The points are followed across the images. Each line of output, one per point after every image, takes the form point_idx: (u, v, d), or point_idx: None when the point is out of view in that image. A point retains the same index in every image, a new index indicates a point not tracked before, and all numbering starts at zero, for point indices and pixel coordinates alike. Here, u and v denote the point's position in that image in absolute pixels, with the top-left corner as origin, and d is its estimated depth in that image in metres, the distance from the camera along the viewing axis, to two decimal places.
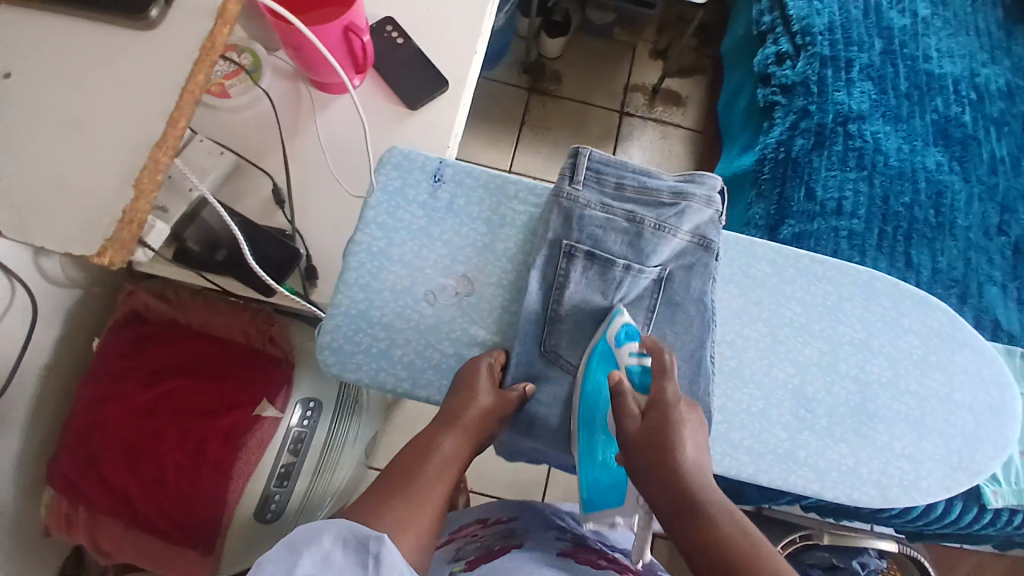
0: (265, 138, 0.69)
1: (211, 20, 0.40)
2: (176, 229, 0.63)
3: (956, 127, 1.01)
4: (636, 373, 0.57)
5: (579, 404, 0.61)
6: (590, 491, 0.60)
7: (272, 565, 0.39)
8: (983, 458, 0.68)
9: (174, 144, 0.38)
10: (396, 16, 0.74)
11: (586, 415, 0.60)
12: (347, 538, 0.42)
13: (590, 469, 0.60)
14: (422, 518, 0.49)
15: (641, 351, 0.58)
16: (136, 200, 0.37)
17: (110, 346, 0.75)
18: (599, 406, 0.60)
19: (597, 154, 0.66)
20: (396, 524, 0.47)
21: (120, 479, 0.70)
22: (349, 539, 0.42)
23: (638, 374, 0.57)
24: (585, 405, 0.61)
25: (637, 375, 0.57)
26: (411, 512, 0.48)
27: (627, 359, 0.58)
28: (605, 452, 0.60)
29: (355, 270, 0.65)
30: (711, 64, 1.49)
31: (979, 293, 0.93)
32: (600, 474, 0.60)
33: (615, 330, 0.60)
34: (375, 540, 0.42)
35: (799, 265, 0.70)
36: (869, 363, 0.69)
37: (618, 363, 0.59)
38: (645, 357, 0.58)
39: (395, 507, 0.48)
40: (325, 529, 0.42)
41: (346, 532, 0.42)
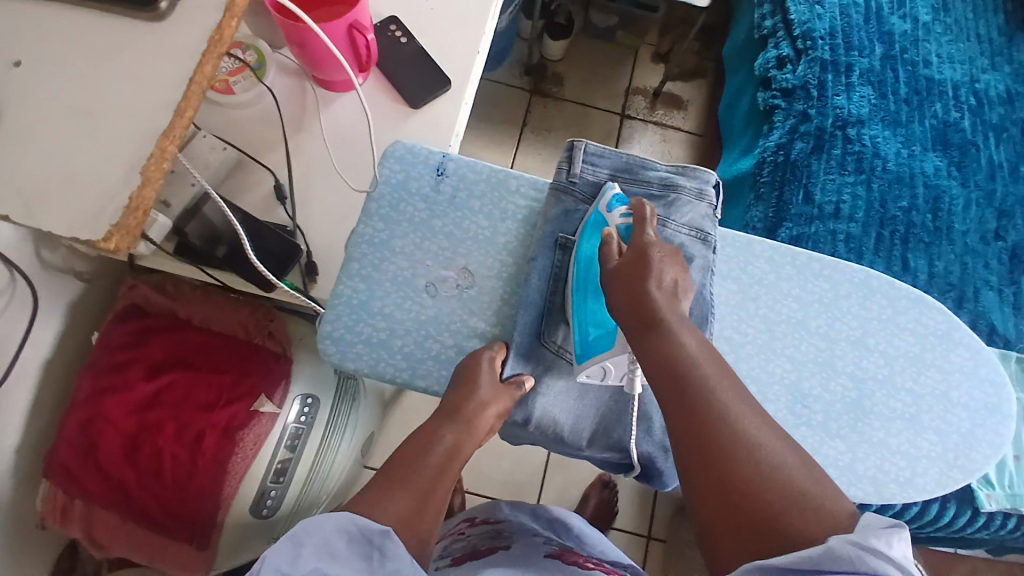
0: (268, 133, 0.70)
1: (219, 12, 0.41)
2: (178, 223, 0.63)
3: (955, 133, 1.01)
4: (623, 228, 0.61)
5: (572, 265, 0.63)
6: (584, 347, 0.61)
7: (276, 558, 0.40)
8: (978, 458, 0.68)
9: (180, 134, 0.39)
10: (400, 15, 0.75)
11: (579, 272, 0.62)
12: (352, 532, 0.42)
13: (582, 323, 0.61)
14: (422, 510, 0.49)
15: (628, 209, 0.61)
16: (143, 188, 0.38)
17: (111, 338, 0.75)
18: (591, 264, 0.62)
19: (591, 146, 0.67)
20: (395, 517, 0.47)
21: (118, 470, 0.71)
22: (355, 534, 0.42)
23: (624, 227, 0.61)
24: (578, 265, 0.62)
25: (624, 228, 0.61)
26: (411, 504, 0.48)
27: (617, 217, 0.61)
28: (599, 307, 0.62)
29: (358, 261, 0.66)
30: (712, 67, 1.50)
31: (975, 297, 0.93)
32: (592, 328, 0.61)
33: (606, 200, 0.63)
34: (380, 535, 0.43)
35: (797, 261, 0.70)
36: (866, 360, 0.69)
37: (608, 223, 0.62)
38: (631, 216, 0.61)
39: (395, 498, 0.48)
40: (330, 521, 0.42)
41: (350, 524, 0.43)
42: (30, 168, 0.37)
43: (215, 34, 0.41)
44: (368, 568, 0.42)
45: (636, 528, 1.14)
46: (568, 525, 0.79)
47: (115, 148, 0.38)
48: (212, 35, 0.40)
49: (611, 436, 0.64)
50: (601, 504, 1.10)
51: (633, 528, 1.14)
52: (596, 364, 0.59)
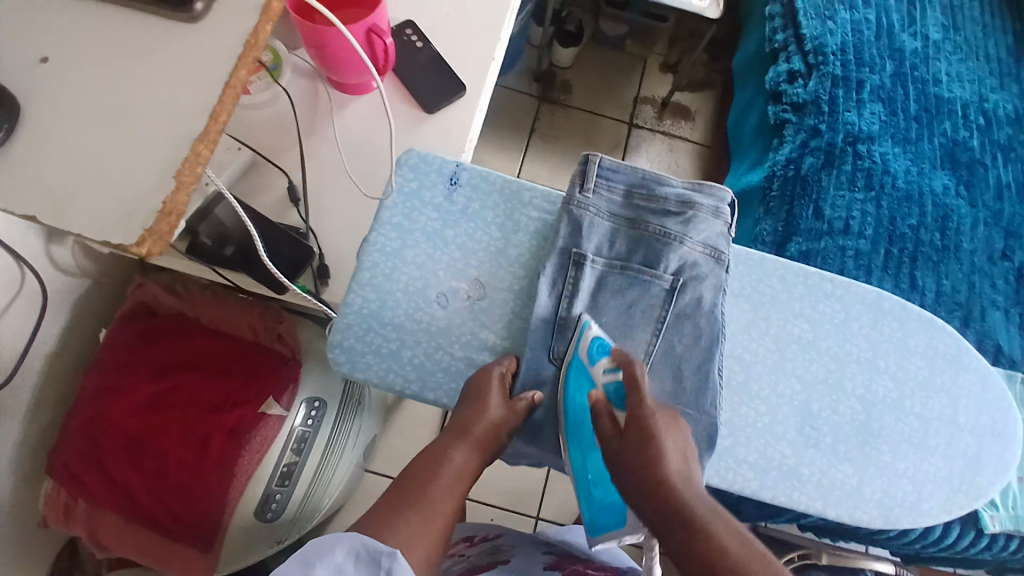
0: (283, 135, 0.69)
1: (256, 17, 0.41)
2: (190, 223, 0.63)
3: (964, 151, 1.02)
4: (612, 386, 0.59)
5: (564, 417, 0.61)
6: (592, 521, 0.62)
7: None
8: (984, 482, 0.68)
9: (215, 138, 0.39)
10: (417, 20, 0.75)
11: (575, 436, 0.61)
12: (360, 553, 0.42)
13: (588, 497, 0.61)
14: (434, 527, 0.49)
15: (613, 365, 0.59)
16: (176, 193, 0.37)
17: (119, 338, 0.75)
18: (584, 418, 0.61)
19: (606, 161, 0.67)
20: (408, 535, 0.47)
21: (122, 472, 0.70)
22: (362, 554, 0.42)
23: (615, 388, 0.58)
24: (571, 417, 0.61)
25: (614, 388, 0.58)
26: (423, 525, 0.48)
27: (603, 373, 0.59)
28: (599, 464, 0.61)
29: (369, 269, 0.66)
30: (721, 79, 1.50)
31: (981, 317, 0.93)
32: (601, 497, 0.61)
33: (588, 349, 0.61)
34: (387, 556, 0.42)
35: (809, 280, 0.70)
36: (876, 382, 0.69)
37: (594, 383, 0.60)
38: (618, 372, 0.59)
39: (408, 519, 0.48)
40: (338, 543, 0.42)
41: (359, 546, 0.42)
42: (57, 171, 0.37)
43: (251, 38, 0.40)
44: None
45: None
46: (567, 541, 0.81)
47: (148, 153, 0.37)
48: (248, 39, 0.40)
49: None
50: None
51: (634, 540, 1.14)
52: (614, 538, 0.60)
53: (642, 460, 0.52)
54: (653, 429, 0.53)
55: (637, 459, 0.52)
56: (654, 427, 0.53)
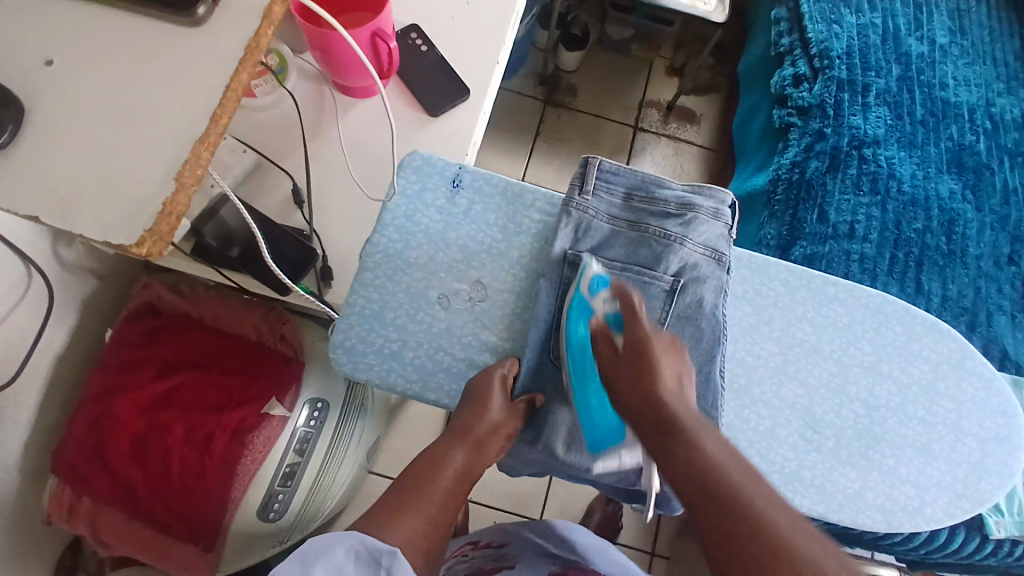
0: (288, 137, 0.70)
1: (258, 21, 0.41)
2: (195, 224, 0.64)
3: (970, 156, 1.01)
4: (611, 314, 0.59)
5: (566, 352, 0.61)
6: (592, 438, 0.61)
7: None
8: (988, 488, 0.68)
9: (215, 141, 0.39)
10: (421, 24, 0.75)
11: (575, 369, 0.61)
12: (360, 553, 0.42)
13: (589, 416, 0.61)
14: (431, 528, 0.49)
15: (610, 296, 0.60)
16: (177, 194, 0.38)
17: (124, 336, 0.75)
18: (585, 347, 0.62)
19: (606, 163, 0.67)
20: (406, 536, 0.47)
21: (126, 470, 0.71)
22: (361, 552, 0.42)
23: (613, 316, 0.59)
24: (572, 351, 0.61)
25: (613, 316, 0.59)
26: (422, 524, 0.49)
27: (602, 304, 0.60)
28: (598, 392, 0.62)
29: (372, 270, 0.66)
30: (726, 82, 1.50)
31: (988, 322, 0.93)
32: (598, 420, 0.61)
33: (588, 282, 0.61)
34: (387, 556, 0.43)
35: (812, 284, 0.70)
36: (879, 387, 0.68)
37: (594, 311, 0.60)
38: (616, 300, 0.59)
39: (407, 518, 0.48)
40: (338, 542, 0.42)
41: (359, 545, 0.43)
42: (61, 173, 0.37)
43: (253, 42, 0.41)
44: None
45: (639, 543, 1.14)
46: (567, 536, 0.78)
47: (150, 155, 0.38)
48: (250, 43, 0.41)
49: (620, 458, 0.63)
50: (605, 518, 1.10)
51: (636, 544, 1.14)
52: (611, 456, 0.62)
53: (641, 381, 0.54)
54: (651, 349, 0.55)
55: (635, 382, 0.54)
56: (652, 347, 0.55)
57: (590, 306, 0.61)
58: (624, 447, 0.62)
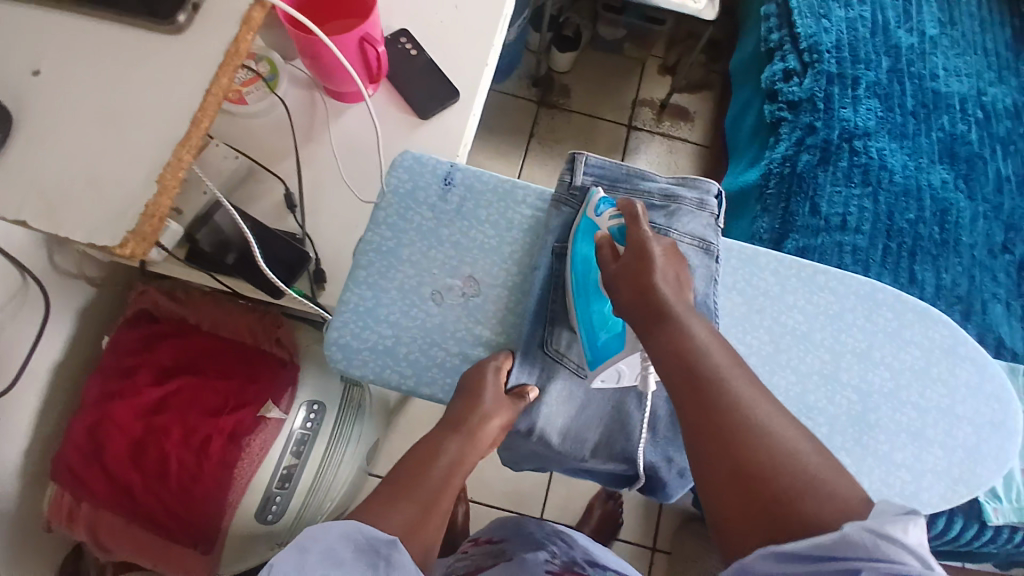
0: (280, 142, 0.71)
1: (236, 27, 0.42)
2: (189, 230, 0.65)
3: (962, 146, 1.01)
4: (616, 228, 0.59)
5: (571, 268, 0.63)
6: (592, 350, 0.61)
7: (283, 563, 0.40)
8: (984, 473, 0.68)
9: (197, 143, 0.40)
10: (410, 28, 0.76)
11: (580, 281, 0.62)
12: (359, 542, 0.43)
13: (590, 329, 0.61)
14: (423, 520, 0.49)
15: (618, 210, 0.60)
16: (160, 195, 0.39)
17: (122, 342, 0.76)
18: (590, 266, 0.62)
19: (592, 159, 0.68)
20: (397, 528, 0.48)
21: (124, 474, 0.71)
22: (360, 541, 0.43)
23: (617, 228, 0.59)
24: (577, 267, 0.62)
25: (618, 230, 0.59)
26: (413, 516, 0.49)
27: (608, 218, 0.60)
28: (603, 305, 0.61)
29: (365, 268, 0.67)
30: (720, 80, 1.51)
31: (982, 311, 0.93)
32: (601, 333, 0.61)
33: (596, 203, 0.62)
34: (387, 545, 0.43)
35: (802, 274, 0.70)
36: (871, 373, 0.69)
37: (598, 227, 0.61)
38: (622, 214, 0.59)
39: (399, 510, 0.49)
40: (335, 529, 0.43)
41: (356, 533, 0.43)
42: (49, 177, 0.38)
43: (233, 47, 0.42)
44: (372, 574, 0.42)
45: (642, 540, 1.14)
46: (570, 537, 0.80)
47: (134, 157, 0.39)
48: (229, 48, 0.42)
49: (614, 448, 0.63)
50: (607, 515, 1.10)
51: (638, 540, 1.14)
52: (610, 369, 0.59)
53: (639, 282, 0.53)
54: (650, 256, 0.54)
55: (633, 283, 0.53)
56: (651, 253, 0.54)
57: (596, 223, 0.61)
58: (624, 359, 0.59)
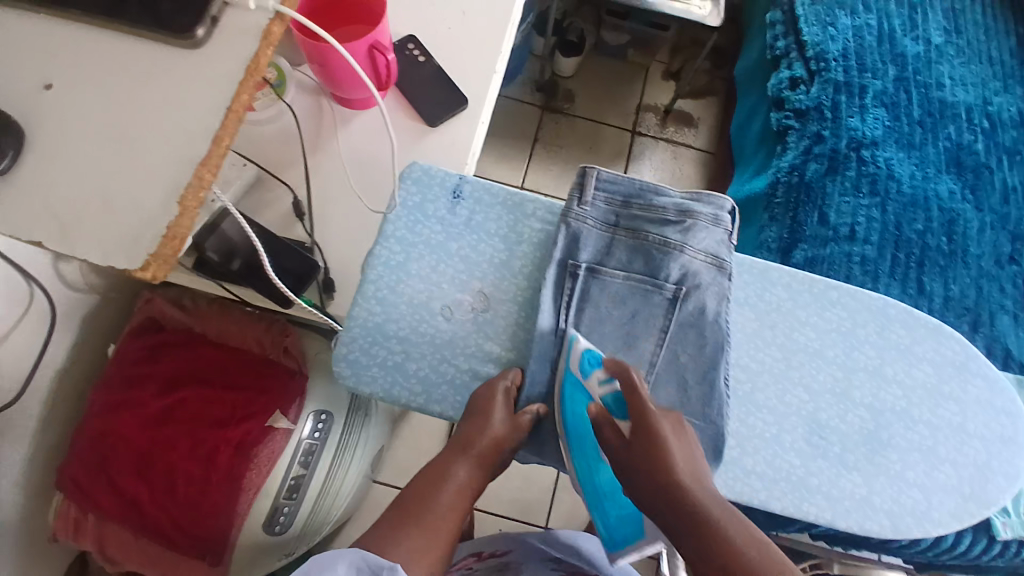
0: (287, 151, 0.70)
1: (257, 41, 0.41)
2: (197, 238, 0.63)
3: (969, 155, 1.01)
4: (610, 397, 0.59)
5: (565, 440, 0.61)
6: (608, 535, 0.61)
7: None
8: (994, 489, 0.68)
9: (217, 163, 0.39)
10: (419, 35, 0.76)
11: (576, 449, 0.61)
12: (361, 569, 0.42)
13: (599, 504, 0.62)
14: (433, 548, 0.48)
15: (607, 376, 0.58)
16: (180, 218, 0.38)
17: (127, 352, 0.75)
18: (583, 429, 0.62)
19: (604, 173, 0.67)
20: None
21: (131, 486, 0.71)
22: (362, 568, 0.42)
23: (614, 400, 0.58)
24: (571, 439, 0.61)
25: (612, 401, 0.58)
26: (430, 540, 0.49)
27: (597, 383, 0.59)
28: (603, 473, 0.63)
29: (373, 283, 0.66)
30: (724, 86, 1.51)
31: (990, 322, 0.93)
32: (611, 510, 0.62)
33: (579, 363, 0.60)
34: (388, 570, 0.42)
35: (814, 288, 0.70)
36: (884, 391, 0.68)
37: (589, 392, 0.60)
38: (612, 381, 0.58)
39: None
40: (340, 558, 0.42)
41: (360, 561, 0.43)
42: (63, 198, 0.38)
43: (252, 64, 0.41)
44: None
45: (646, 549, 1.14)
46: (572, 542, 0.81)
47: (153, 177, 0.38)
48: (248, 64, 0.41)
49: None
50: None
51: None
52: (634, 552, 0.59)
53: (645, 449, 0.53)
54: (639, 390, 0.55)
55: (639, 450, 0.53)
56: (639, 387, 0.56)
57: (586, 387, 0.60)
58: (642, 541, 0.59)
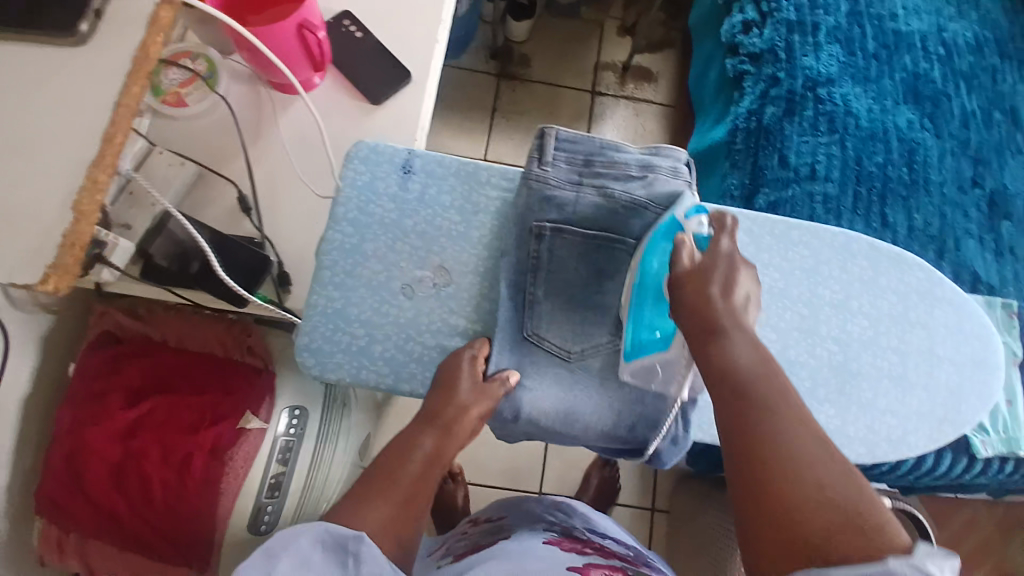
0: (226, 144, 0.67)
1: (145, 29, 0.44)
2: (143, 243, 0.61)
3: (926, 84, 1.01)
4: (701, 236, 0.58)
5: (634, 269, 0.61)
6: (634, 344, 0.60)
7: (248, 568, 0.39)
8: (968, 411, 0.69)
9: (110, 161, 0.42)
10: (353, 9, 0.73)
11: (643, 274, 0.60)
12: (326, 542, 0.42)
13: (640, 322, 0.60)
14: (398, 520, 0.48)
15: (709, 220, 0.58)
16: (76, 223, 0.41)
17: (89, 367, 0.72)
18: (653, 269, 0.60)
19: (563, 131, 0.64)
20: (374, 523, 0.46)
21: (109, 501, 0.69)
22: (328, 541, 0.42)
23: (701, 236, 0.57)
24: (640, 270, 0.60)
25: (702, 237, 0.58)
26: (393, 513, 0.48)
27: (694, 226, 0.58)
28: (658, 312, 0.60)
29: (329, 269, 0.64)
30: (680, 37, 1.48)
31: (956, 248, 0.93)
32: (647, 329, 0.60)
33: (685, 208, 0.59)
34: (353, 540, 0.42)
35: (775, 230, 0.69)
36: (850, 323, 0.69)
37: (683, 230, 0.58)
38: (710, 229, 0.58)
39: (376, 506, 0.48)
40: (303, 532, 0.42)
41: (324, 534, 0.42)
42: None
43: (135, 55, 0.43)
44: (343, 573, 0.41)
45: (640, 503, 1.15)
46: (572, 506, 0.81)
47: (49, 187, 0.41)
48: (133, 55, 0.43)
49: (602, 421, 0.62)
50: (603, 482, 1.09)
51: (638, 503, 1.15)
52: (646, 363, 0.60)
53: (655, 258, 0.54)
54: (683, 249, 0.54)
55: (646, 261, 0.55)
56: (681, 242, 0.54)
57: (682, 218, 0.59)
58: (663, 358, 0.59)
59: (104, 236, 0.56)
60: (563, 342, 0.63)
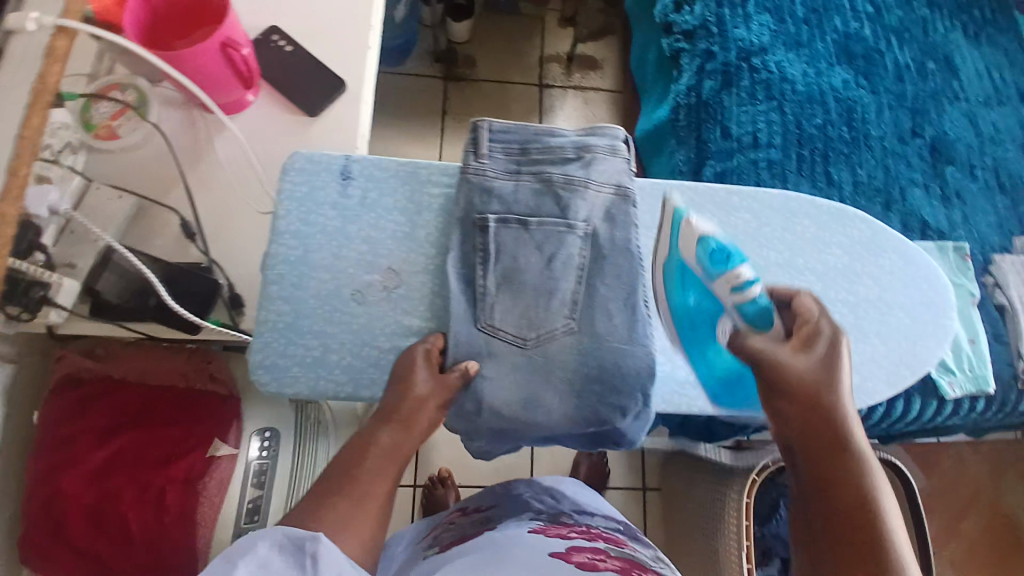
0: (163, 173, 0.67)
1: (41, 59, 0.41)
2: (88, 282, 0.60)
3: (857, 43, 1.04)
4: (747, 306, 0.59)
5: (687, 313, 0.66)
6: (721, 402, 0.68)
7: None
8: (925, 351, 0.71)
9: None
10: (281, 24, 0.72)
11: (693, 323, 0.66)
12: (284, 545, 0.42)
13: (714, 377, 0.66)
14: (361, 517, 0.48)
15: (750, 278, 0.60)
16: None
17: (53, 414, 0.71)
18: (704, 311, 0.65)
19: (496, 124, 0.66)
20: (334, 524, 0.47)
21: (88, 546, 0.66)
22: (287, 544, 0.42)
23: (755, 307, 0.59)
24: (695, 313, 0.65)
25: (749, 306, 0.59)
26: (353, 511, 0.49)
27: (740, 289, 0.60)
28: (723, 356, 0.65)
29: (276, 283, 0.64)
30: (619, 23, 1.50)
31: (902, 198, 0.96)
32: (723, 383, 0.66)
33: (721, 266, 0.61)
34: (311, 541, 0.42)
35: (716, 199, 0.71)
36: (798, 280, 0.70)
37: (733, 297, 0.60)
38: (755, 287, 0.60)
39: (335, 506, 0.48)
40: (261, 537, 0.41)
41: (282, 537, 0.42)
42: None
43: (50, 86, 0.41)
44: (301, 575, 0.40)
45: (630, 483, 1.17)
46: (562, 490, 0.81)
47: None
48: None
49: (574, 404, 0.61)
50: (592, 467, 1.10)
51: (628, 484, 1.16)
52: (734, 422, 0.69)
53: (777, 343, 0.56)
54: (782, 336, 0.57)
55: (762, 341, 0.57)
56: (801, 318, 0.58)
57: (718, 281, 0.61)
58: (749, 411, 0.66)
59: (48, 277, 0.56)
60: (518, 330, 0.62)
